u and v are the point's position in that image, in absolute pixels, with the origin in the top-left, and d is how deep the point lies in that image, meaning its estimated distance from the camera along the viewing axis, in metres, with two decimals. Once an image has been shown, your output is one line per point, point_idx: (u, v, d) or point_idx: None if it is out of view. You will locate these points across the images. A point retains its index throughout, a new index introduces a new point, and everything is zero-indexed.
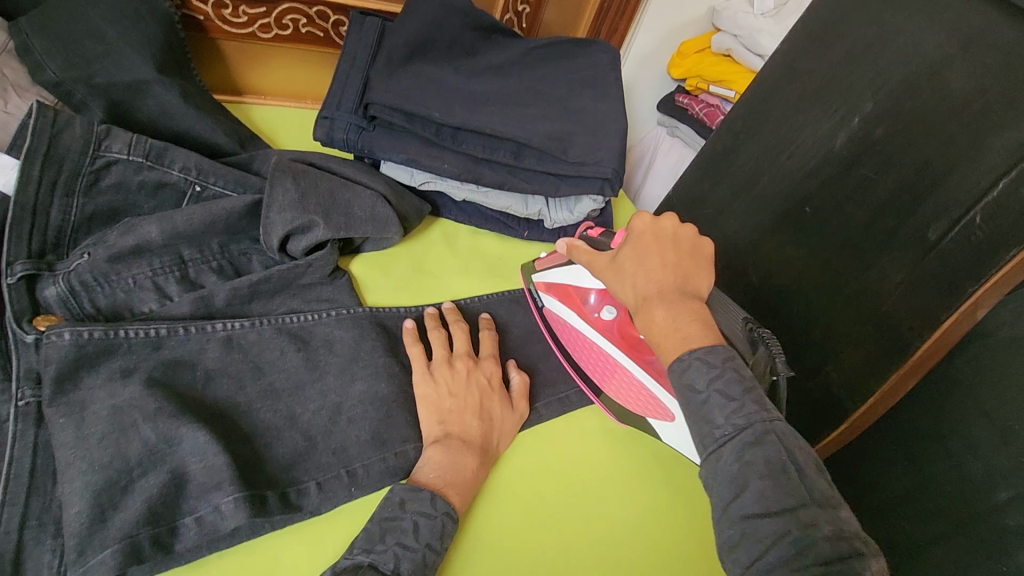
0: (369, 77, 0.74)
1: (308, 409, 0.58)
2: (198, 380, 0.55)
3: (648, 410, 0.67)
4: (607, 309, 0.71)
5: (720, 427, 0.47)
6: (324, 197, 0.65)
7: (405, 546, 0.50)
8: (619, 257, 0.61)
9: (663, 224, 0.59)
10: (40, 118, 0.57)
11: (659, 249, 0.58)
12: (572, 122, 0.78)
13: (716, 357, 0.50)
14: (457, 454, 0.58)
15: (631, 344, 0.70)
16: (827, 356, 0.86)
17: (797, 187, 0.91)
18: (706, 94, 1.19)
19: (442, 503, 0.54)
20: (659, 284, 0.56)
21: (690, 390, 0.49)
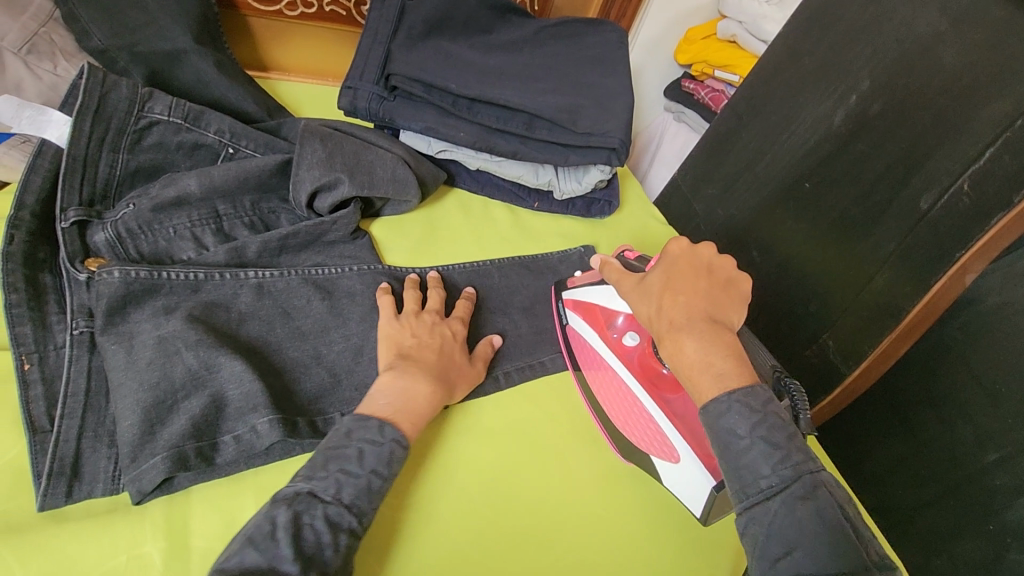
0: (390, 50, 0.79)
1: (333, 349, 0.63)
2: (233, 320, 0.60)
3: (652, 447, 0.63)
4: (630, 335, 0.69)
5: (767, 478, 0.47)
6: (348, 158, 0.70)
7: (348, 473, 0.50)
8: (650, 279, 0.61)
9: (700, 253, 0.60)
10: (90, 78, 0.62)
11: (694, 277, 0.58)
12: (581, 96, 0.82)
13: (755, 401, 0.50)
14: (410, 382, 0.58)
15: (649, 376, 0.66)
16: (823, 325, 0.91)
17: (798, 163, 0.94)
18: (712, 79, 1.22)
19: (391, 431, 0.53)
20: (691, 311, 0.55)
21: (729, 433, 0.49)
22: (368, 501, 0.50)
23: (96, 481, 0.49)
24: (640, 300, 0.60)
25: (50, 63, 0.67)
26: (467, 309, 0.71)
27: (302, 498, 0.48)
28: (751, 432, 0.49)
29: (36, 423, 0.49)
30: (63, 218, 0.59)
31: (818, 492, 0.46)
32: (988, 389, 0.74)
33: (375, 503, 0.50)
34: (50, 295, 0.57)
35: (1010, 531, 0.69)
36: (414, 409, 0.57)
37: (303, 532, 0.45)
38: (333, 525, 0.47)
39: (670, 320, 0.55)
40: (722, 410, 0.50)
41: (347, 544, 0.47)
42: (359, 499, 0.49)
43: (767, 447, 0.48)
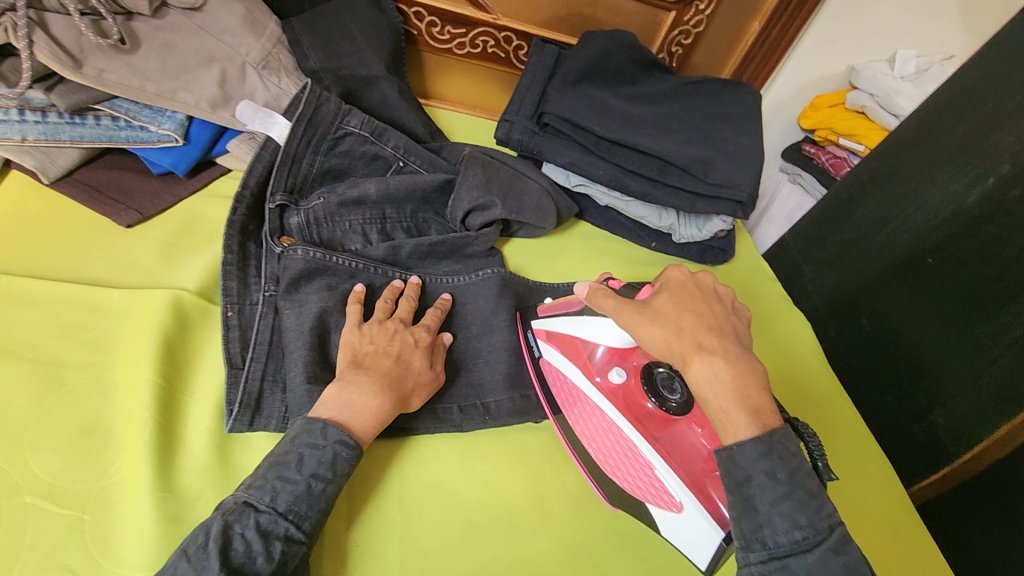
0: (546, 92, 0.90)
1: (464, 346, 0.72)
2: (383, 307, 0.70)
3: (649, 495, 0.63)
4: (617, 371, 0.69)
5: (780, 532, 0.52)
6: (503, 184, 0.80)
7: (286, 479, 0.51)
8: (656, 302, 0.62)
9: (702, 281, 0.65)
10: (310, 93, 0.75)
11: (705, 303, 0.62)
12: (713, 150, 0.88)
13: (783, 438, 0.55)
14: (358, 392, 0.57)
15: (636, 415, 0.67)
16: (934, 402, 0.89)
17: (922, 238, 0.95)
18: (834, 145, 1.25)
19: (334, 432, 0.54)
20: (713, 337, 0.59)
21: (743, 475, 0.54)
22: (307, 505, 0.51)
23: (271, 418, 0.58)
24: (652, 324, 0.61)
25: (278, 79, 0.79)
26: (437, 318, 0.69)
27: (236, 508, 0.49)
28: (788, 479, 0.53)
29: (232, 360, 0.59)
30: (271, 200, 0.72)
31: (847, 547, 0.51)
32: None
33: (315, 505, 0.51)
34: (252, 260, 0.69)
35: None
36: (373, 418, 0.56)
37: (233, 542, 0.47)
38: (265, 534, 0.48)
39: (699, 344, 0.58)
40: (760, 449, 0.54)
41: (282, 550, 0.49)
42: (294, 508, 0.50)
43: (794, 503, 0.52)
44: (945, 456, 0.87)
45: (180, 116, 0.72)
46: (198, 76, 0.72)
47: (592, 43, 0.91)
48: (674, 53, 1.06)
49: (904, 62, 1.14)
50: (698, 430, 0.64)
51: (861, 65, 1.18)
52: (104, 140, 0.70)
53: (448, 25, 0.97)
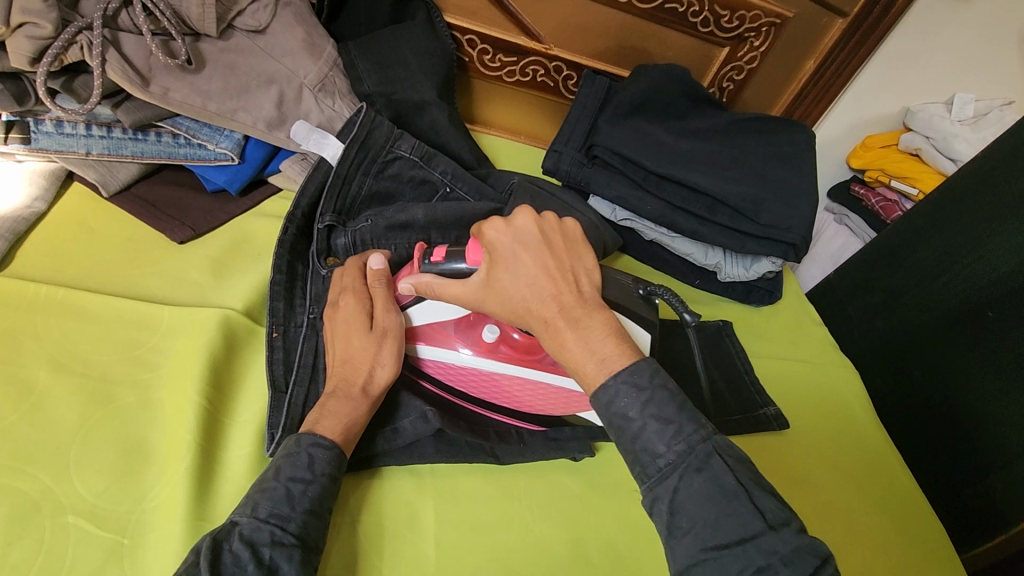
0: (596, 122, 0.89)
1: None
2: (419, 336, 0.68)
3: (573, 406, 0.67)
4: (487, 329, 0.65)
5: (663, 456, 0.49)
6: (550, 215, 0.79)
7: (263, 489, 0.50)
8: (495, 280, 0.56)
9: (519, 227, 0.57)
10: (365, 117, 0.76)
11: (537, 258, 0.55)
12: (766, 191, 0.86)
13: (643, 378, 0.51)
14: (326, 402, 0.56)
15: (526, 351, 0.66)
16: (993, 464, 0.84)
17: (982, 290, 0.90)
18: (886, 188, 1.21)
19: (306, 438, 0.53)
20: (551, 300, 0.54)
21: (621, 418, 0.50)
22: (289, 508, 0.49)
23: None
24: (495, 303, 0.57)
25: (333, 102, 0.80)
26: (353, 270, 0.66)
27: (222, 526, 0.48)
28: (642, 413, 0.50)
29: (276, 383, 0.59)
30: (321, 221, 0.72)
31: (711, 462, 0.48)
32: None
33: (298, 507, 0.50)
34: (300, 282, 0.69)
35: None
36: (342, 423, 0.55)
37: (223, 553, 0.45)
38: (251, 542, 0.46)
39: (542, 314, 0.54)
40: (617, 393, 0.51)
41: (270, 555, 0.47)
42: (276, 513, 0.49)
43: (656, 424, 0.50)
44: (1003, 523, 0.82)
45: (237, 136, 0.73)
46: (256, 98, 0.74)
47: (644, 77, 0.91)
48: (725, 88, 1.05)
49: (962, 105, 1.11)
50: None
51: (916, 106, 1.15)
52: (163, 156, 0.71)
53: (500, 53, 0.97)
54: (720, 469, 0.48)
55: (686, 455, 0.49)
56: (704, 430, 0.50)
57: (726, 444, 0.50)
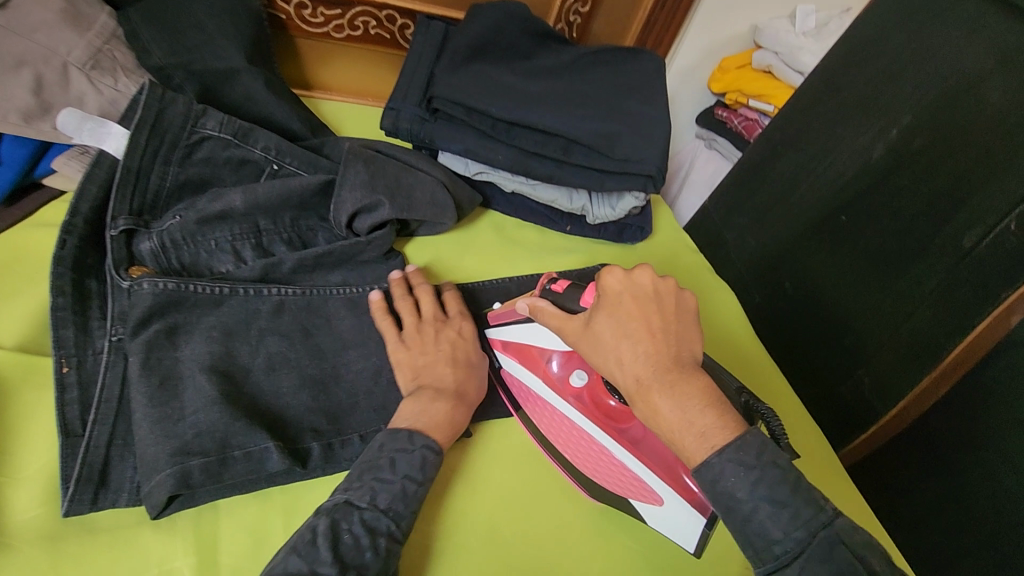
0: (433, 74, 0.81)
1: (352, 369, 0.62)
2: (253, 337, 0.59)
3: (631, 491, 0.62)
4: (577, 373, 0.67)
5: (780, 543, 0.47)
6: (390, 181, 0.70)
7: (382, 479, 0.51)
8: (596, 325, 0.56)
9: (638, 284, 0.56)
10: (150, 94, 0.64)
11: (643, 316, 0.54)
12: (620, 123, 0.83)
13: (750, 456, 0.49)
14: (429, 403, 0.57)
15: (604, 412, 0.66)
16: (857, 360, 0.88)
17: (833, 196, 0.94)
18: (746, 108, 1.23)
19: (421, 438, 0.54)
20: (655, 362, 0.52)
21: (728, 498, 0.49)
22: (404, 504, 0.51)
23: (121, 491, 0.49)
24: (595, 354, 0.57)
25: (111, 79, 0.67)
26: (456, 300, 0.69)
27: (340, 507, 0.49)
28: (752, 493, 0.48)
29: (69, 426, 0.50)
30: (112, 227, 0.60)
31: (835, 553, 0.46)
32: None
33: (410, 505, 0.51)
34: (93, 299, 0.58)
35: None
36: (447, 425, 0.56)
37: (341, 537, 0.47)
38: (371, 530, 0.48)
39: (638, 375, 0.52)
40: (716, 472, 0.49)
41: (386, 546, 0.49)
42: (394, 507, 0.50)
43: (771, 507, 0.48)
44: (871, 414, 0.88)
45: None
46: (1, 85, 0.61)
47: (480, 16, 0.84)
48: (573, 23, 1.00)
49: (804, 18, 1.13)
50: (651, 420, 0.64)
51: (763, 23, 1.16)
52: None
53: (321, 6, 0.87)
54: (847, 561, 0.45)
55: (805, 543, 0.47)
56: (824, 515, 0.47)
57: (850, 526, 0.47)
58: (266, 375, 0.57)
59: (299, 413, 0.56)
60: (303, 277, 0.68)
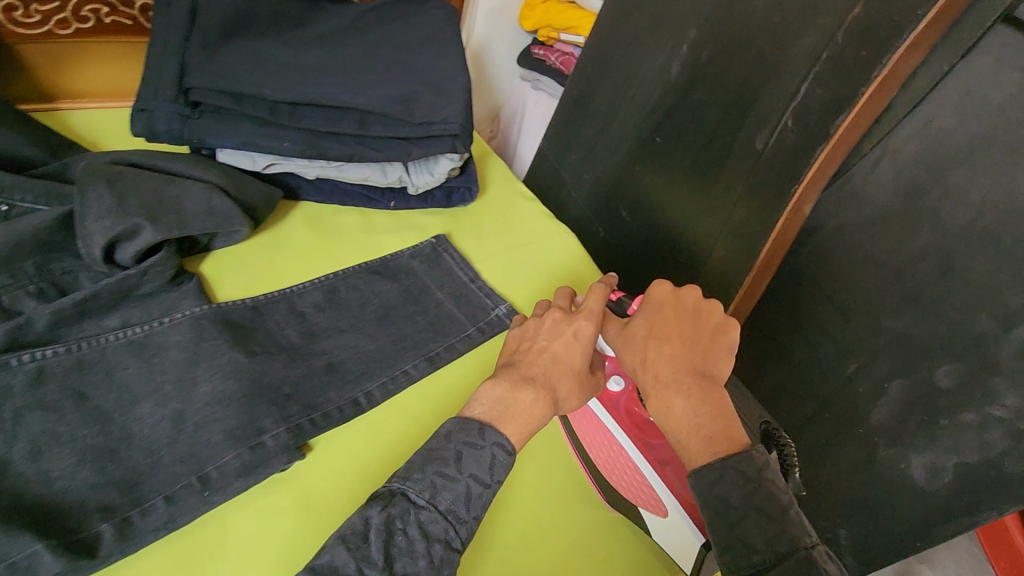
0: (185, 63, 0.70)
1: (146, 424, 0.53)
2: (6, 420, 0.50)
3: (640, 500, 0.65)
4: (615, 380, 0.69)
5: (759, 554, 0.48)
6: (147, 198, 0.60)
7: (444, 476, 0.53)
8: (632, 328, 0.62)
9: (682, 296, 0.62)
10: None
11: (677, 325, 0.60)
12: (415, 83, 0.77)
13: (750, 468, 0.51)
14: (513, 391, 0.58)
15: (637, 425, 0.67)
16: (695, 273, 0.91)
17: (646, 119, 0.95)
18: (559, 43, 1.21)
19: (490, 434, 0.55)
20: (677, 364, 0.58)
21: (721, 503, 0.51)
22: (465, 508, 0.52)
23: None
24: (625, 349, 0.62)
25: None
26: (602, 296, 0.67)
27: (397, 500, 0.51)
28: (743, 503, 0.50)
29: None
30: None
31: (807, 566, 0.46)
32: (839, 307, 0.83)
33: (472, 509, 0.53)
34: None
35: (875, 430, 0.83)
36: (519, 423, 0.57)
37: (395, 538, 0.49)
38: (426, 534, 0.50)
39: (658, 373, 0.58)
40: (716, 476, 0.51)
41: (441, 553, 0.50)
42: (453, 508, 0.52)
43: (760, 519, 0.49)
44: None
45: None
46: None
47: None
48: None
49: None
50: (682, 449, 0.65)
51: None
52: None
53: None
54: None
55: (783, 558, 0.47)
56: (808, 541, 0.48)
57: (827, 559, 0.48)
58: (31, 462, 0.49)
59: (83, 494, 0.48)
60: (65, 329, 0.57)
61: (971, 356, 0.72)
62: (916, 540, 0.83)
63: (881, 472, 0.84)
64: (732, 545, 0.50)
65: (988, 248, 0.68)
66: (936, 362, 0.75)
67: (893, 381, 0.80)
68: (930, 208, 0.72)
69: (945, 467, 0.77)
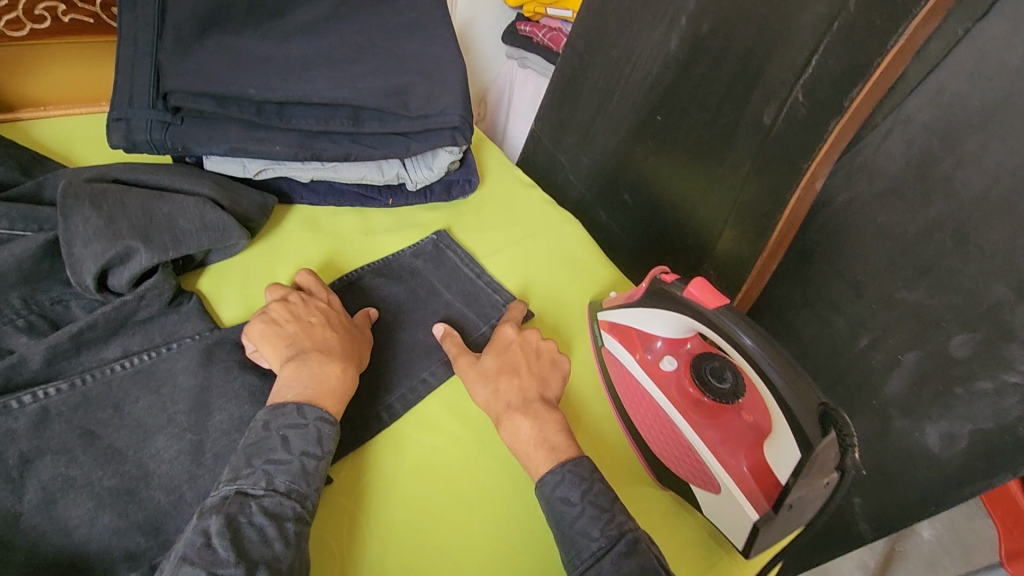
0: (160, 64, 0.64)
1: (164, 460, 0.51)
2: (13, 470, 0.47)
3: (693, 477, 0.60)
4: (666, 359, 0.67)
5: (597, 541, 0.52)
6: (136, 216, 0.55)
7: (275, 462, 0.50)
8: (479, 364, 0.65)
9: (527, 337, 0.67)
10: None
11: (525, 361, 0.65)
12: (408, 73, 0.73)
13: (584, 469, 0.56)
14: (317, 367, 0.57)
15: (693, 402, 0.63)
16: (704, 255, 0.90)
17: (645, 98, 0.92)
18: (546, 18, 1.17)
19: (311, 410, 0.54)
20: (524, 393, 0.61)
21: (563, 504, 0.54)
22: (306, 483, 0.51)
23: None
24: (473, 384, 0.64)
25: None
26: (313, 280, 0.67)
27: (232, 500, 0.48)
28: (583, 497, 0.54)
29: None
30: None
31: (638, 548, 0.51)
32: (852, 282, 0.83)
33: (314, 483, 0.51)
34: None
35: (890, 402, 0.85)
36: (333, 395, 0.56)
37: (243, 532, 0.46)
38: (273, 516, 0.47)
39: (509, 402, 0.61)
40: (558, 479, 0.55)
41: (296, 530, 0.48)
42: (295, 486, 0.50)
43: (593, 511, 0.53)
44: None
45: None
46: None
47: None
48: None
49: None
50: (750, 416, 0.59)
51: None
52: None
53: None
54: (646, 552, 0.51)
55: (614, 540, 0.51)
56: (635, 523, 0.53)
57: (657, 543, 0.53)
58: (44, 514, 0.46)
59: (106, 541, 0.46)
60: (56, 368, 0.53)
61: (987, 326, 0.72)
62: (931, 505, 0.85)
63: (896, 441, 0.86)
64: (573, 541, 0.53)
65: (1001, 218, 0.67)
66: (951, 333, 0.75)
67: (908, 353, 0.80)
68: (943, 178, 0.71)
69: (960, 435, 0.79)
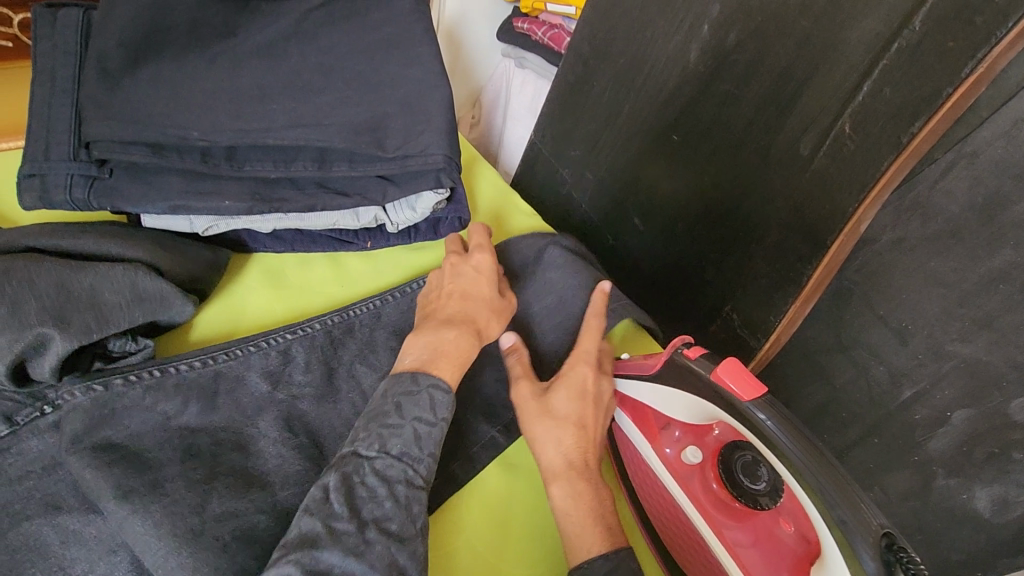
0: (81, 105, 0.54)
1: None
2: None
3: None
4: (690, 448, 0.58)
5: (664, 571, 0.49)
6: (53, 295, 0.50)
7: (389, 426, 0.50)
8: (553, 401, 0.57)
9: (600, 383, 0.60)
10: None
11: (593, 414, 0.58)
12: (384, 103, 0.62)
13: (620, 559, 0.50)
14: (441, 330, 0.57)
15: (720, 502, 0.55)
16: (725, 296, 0.79)
17: (660, 113, 0.81)
18: (547, 14, 1.03)
19: (425, 378, 0.53)
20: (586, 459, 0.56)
21: None
22: (419, 448, 0.50)
23: None
24: (547, 429, 0.56)
25: None
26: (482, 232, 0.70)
27: (348, 460, 0.48)
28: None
29: None
30: None
31: None
32: (895, 329, 0.73)
33: (426, 448, 0.50)
34: None
35: (933, 459, 0.75)
36: (453, 355, 0.56)
37: (356, 490, 0.46)
38: (385, 478, 0.47)
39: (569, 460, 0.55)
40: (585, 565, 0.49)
41: (405, 493, 0.47)
42: (407, 452, 0.49)
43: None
44: (747, 350, 0.78)
45: None
46: None
47: None
48: None
49: None
50: (791, 527, 0.50)
51: None
52: None
53: None
54: None
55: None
56: None
57: None
58: None
59: None
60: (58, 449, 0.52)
61: None
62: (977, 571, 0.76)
63: (938, 502, 0.76)
64: None
65: None
66: (1012, 394, 0.66)
67: (959, 411, 0.70)
68: (1013, 223, 0.60)
69: (1016, 502, 0.69)
